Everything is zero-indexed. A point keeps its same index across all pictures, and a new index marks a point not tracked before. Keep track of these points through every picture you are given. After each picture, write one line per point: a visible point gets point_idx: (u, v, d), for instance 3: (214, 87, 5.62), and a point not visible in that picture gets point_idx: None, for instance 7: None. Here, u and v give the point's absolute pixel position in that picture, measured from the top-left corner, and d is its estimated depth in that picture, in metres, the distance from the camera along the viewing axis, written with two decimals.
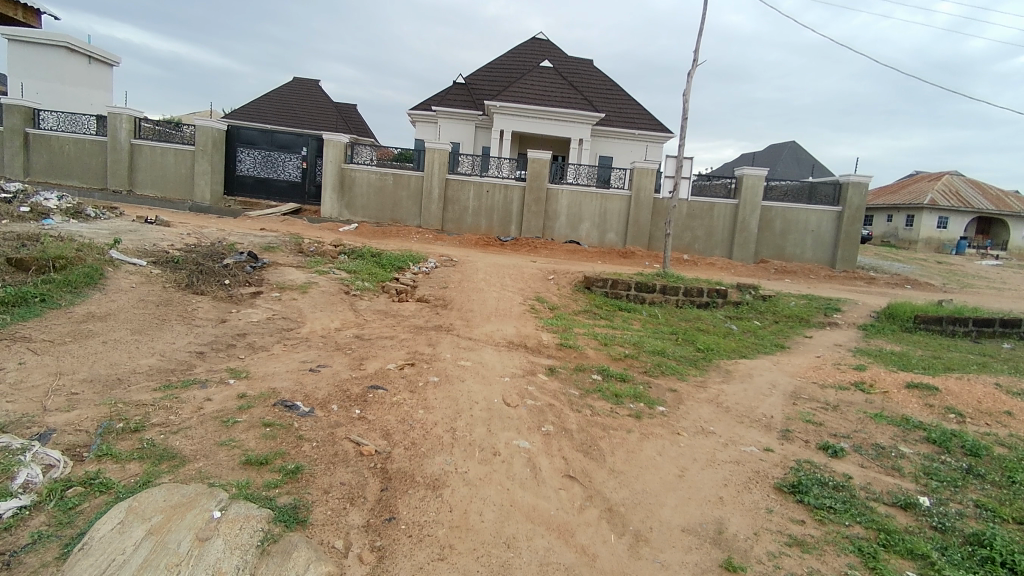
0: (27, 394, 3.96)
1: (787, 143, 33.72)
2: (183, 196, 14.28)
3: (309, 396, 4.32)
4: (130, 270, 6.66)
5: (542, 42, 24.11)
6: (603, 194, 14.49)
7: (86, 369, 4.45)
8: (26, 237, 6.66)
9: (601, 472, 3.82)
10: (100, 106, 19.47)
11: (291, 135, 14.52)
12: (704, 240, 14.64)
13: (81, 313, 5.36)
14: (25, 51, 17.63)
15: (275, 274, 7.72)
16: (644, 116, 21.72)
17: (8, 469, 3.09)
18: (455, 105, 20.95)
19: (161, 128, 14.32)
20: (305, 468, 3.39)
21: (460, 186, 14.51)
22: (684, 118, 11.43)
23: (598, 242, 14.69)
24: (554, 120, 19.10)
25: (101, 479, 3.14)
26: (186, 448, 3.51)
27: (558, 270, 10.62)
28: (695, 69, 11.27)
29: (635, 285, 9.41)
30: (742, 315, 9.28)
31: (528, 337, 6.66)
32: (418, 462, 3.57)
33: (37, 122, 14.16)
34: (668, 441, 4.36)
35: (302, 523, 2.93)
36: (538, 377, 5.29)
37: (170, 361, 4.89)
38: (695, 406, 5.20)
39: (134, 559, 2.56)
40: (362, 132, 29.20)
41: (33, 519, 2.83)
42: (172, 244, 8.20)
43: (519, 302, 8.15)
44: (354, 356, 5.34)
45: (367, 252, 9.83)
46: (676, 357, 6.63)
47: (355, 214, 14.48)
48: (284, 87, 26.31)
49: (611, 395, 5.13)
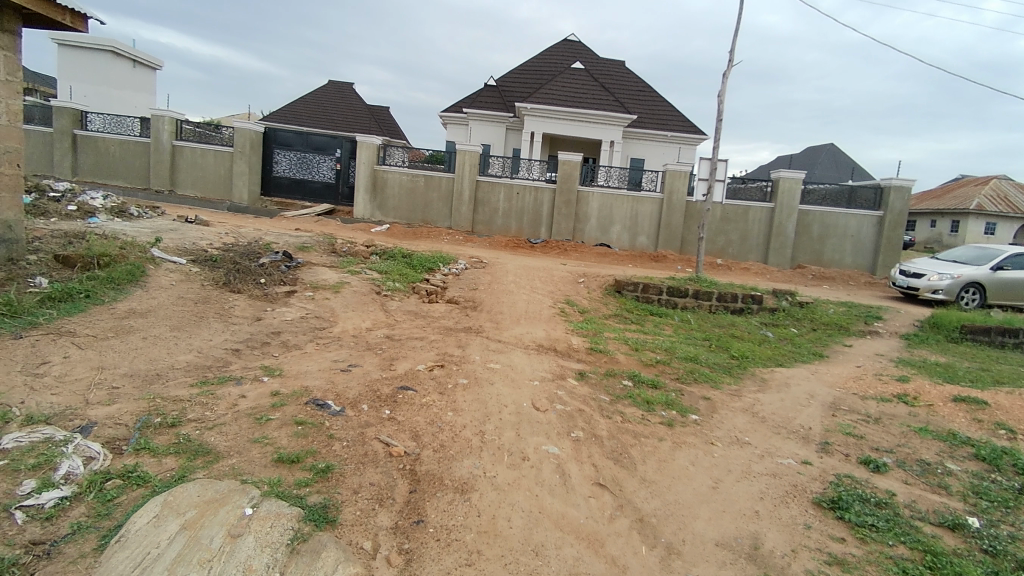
0: (70, 387, 4.08)
1: (825, 145, 33.06)
2: (221, 195, 14.64)
3: (340, 395, 4.35)
4: (170, 267, 6.83)
5: (572, 43, 24.01)
6: (634, 197, 14.35)
7: (126, 364, 4.56)
8: (73, 234, 6.91)
9: (631, 481, 3.75)
10: (144, 108, 20.18)
11: (325, 137, 14.73)
12: (738, 244, 14.33)
13: (123, 309, 5.50)
14: (73, 55, 18.36)
15: (309, 274, 7.81)
16: (678, 117, 21.44)
17: (50, 459, 3.20)
18: (486, 107, 21.03)
19: (201, 130, 14.70)
20: (335, 467, 3.41)
21: (490, 188, 14.50)
22: (719, 120, 11.18)
23: (628, 245, 14.54)
24: (586, 122, 18.99)
25: (139, 472, 3.20)
26: (221, 444, 3.56)
27: (588, 273, 10.49)
28: (731, 69, 10.94)
29: (667, 289, 9.27)
30: (778, 321, 9.04)
31: (558, 340, 6.60)
32: (447, 465, 3.56)
33: (84, 124, 14.71)
34: (701, 452, 4.25)
35: (331, 523, 2.94)
36: (568, 382, 5.22)
37: (206, 357, 4.99)
38: (729, 415, 5.07)
39: (168, 553, 2.61)
40: (394, 133, 29.55)
41: (73, 510, 2.90)
42: (210, 243, 8.38)
43: (549, 305, 8.07)
44: (385, 356, 5.37)
45: (398, 253, 9.90)
46: (709, 364, 6.48)
47: (387, 215, 14.64)
48: (318, 91, 26.77)
49: (641, 402, 5.04)
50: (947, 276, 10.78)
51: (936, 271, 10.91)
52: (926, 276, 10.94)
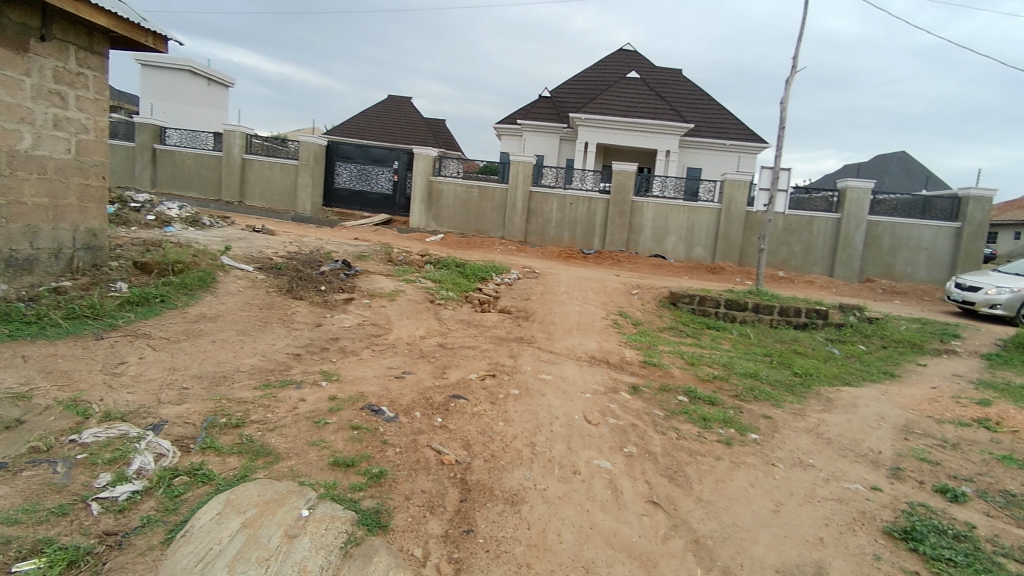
0: (144, 387, 4.32)
1: (897, 153, 31.46)
2: (286, 206, 15.26)
3: (394, 402, 4.42)
4: (238, 274, 7.16)
5: (628, 52, 23.86)
6: (691, 207, 14.05)
7: (196, 365, 4.80)
8: (151, 242, 7.35)
9: (686, 501, 3.63)
10: (217, 124, 21.34)
11: (384, 149, 15.15)
12: (801, 256, 13.78)
13: (194, 314, 5.80)
14: (155, 75, 19.62)
15: (366, 282, 8.01)
16: (737, 126, 20.90)
17: (125, 454, 3.39)
18: (540, 118, 21.12)
19: (269, 144, 15.40)
20: (388, 473, 3.45)
21: (544, 199, 14.51)
22: (781, 128, 10.81)
23: (684, 257, 14.22)
24: (641, 131, 18.78)
25: (204, 470, 3.35)
26: (281, 445, 3.68)
27: (642, 284, 10.32)
28: (794, 75, 10.57)
29: (725, 302, 9.02)
30: (845, 338, 8.62)
31: (610, 352, 6.51)
32: (497, 476, 3.55)
33: (163, 139, 15.66)
34: (761, 473, 4.08)
35: (383, 528, 2.98)
36: (621, 396, 5.13)
37: (269, 361, 5.19)
38: (792, 435, 4.85)
39: (228, 550, 2.70)
40: (450, 145, 30.08)
41: (144, 504, 3.06)
42: (275, 251, 8.74)
43: (601, 317, 7.99)
44: (438, 365, 5.43)
45: (452, 262, 10.03)
46: (770, 381, 6.23)
47: (441, 225, 14.87)
48: (378, 105, 27.60)
49: (698, 418, 4.89)
50: (1006, 289, 10.03)
51: (995, 285, 10.19)
52: (982, 290, 10.24)
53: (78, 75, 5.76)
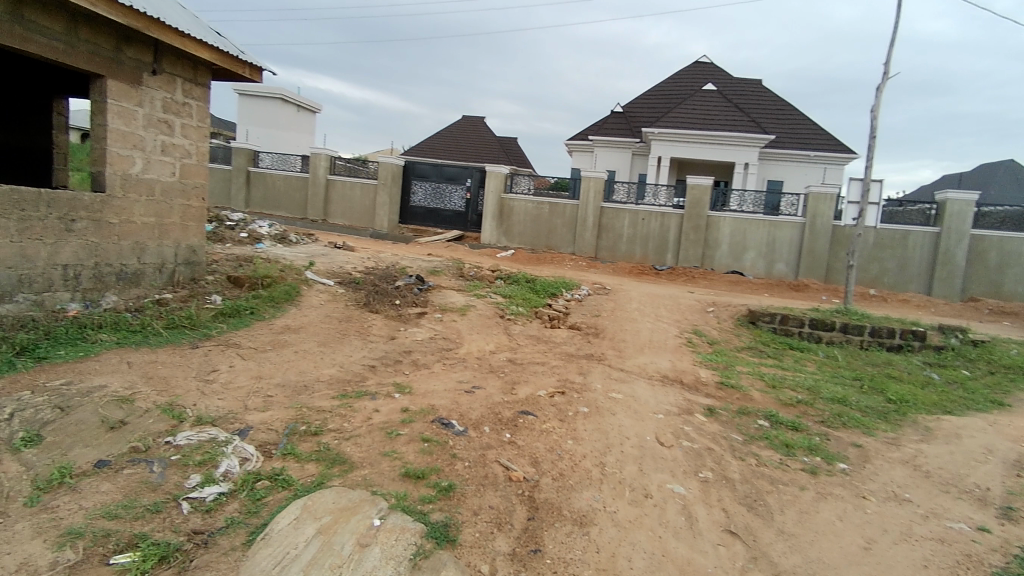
0: (233, 393, 4.57)
1: (1005, 161, 28.90)
2: (365, 223, 15.90)
3: (464, 416, 4.45)
4: (319, 288, 7.50)
5: (704, 65, 23.36)
6: (771, 222, 13.47)
7: (279, 374, 5.04)
8: (243, 258, 7.84)
9: (767, 532, 3.42)
10: (304, 147, 22.63)
11: (458, 168, 15.53)
12: (895, 273, 12.85)
13: (280, 325, 6.11)
14: (251, 102, 21.08)
15: (439, 296, 8.18)
16: (822, 136, 19.91)
17: (214, 457, 3.59)
18: (612, 134, 20.99)
19: (351, 165, 16.14)
20: (457, 486, 3.47)
21: (615, 215, 14.33)
22: (871, 137, 10.19)
23: (764, 273, 13.61)
24: (718, 144, 18.25)
25: (284, 475, 3.49)
26: (355, 454, 3.79)
27: (718, 302, 9.96)
28: (886, 81, 9.95)
29: (809, 321, 8.54)
30: (946, 361, 7.93)
31: (684, 372, 6.29)
32: (566, 495, 3.49)
33: (256, 162, 16.75)
34: (850, 506, 3.78)
35: (451, 542, 2.99)
36: (696, 418, 4.93)
37: (346, 372, 5.37)
38: (885, 466, 4.49)
39: (304, 554, 2.79)
40: (522, 162, 30.43)
41: (228, 505, 3.22)
42: (354, 266, 9.10)
43: (675, 335, 7.76)
44: (507, 380, 5.43)
45: (522, 278, 10.07)
46: (860, 407, 5.81)
47: (512, 241, 14.99)
48: (452, 125, 28.39)
49: (780, 444, 4.62)
50: None
51: None
52: None
53: (183, 105, 6.28)
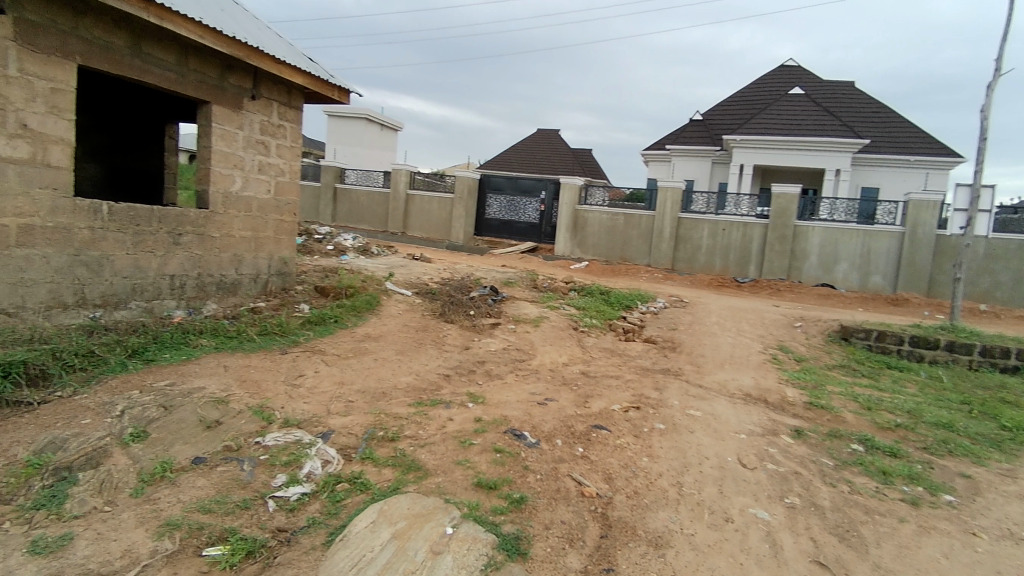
0: (317, 398, 4.79)
1: None
2: (442, 236, 16.30)
3: (536, 428, 4.43)
4: (398, 298, 7.75)
5: (790, 68, 22.36)
6: (866, 231, 12.63)
7: (360, 381, 5.23)
8: (329, 269, 8.24)
9: (861, 566, 3.16)
10: (387, 163, 23.57)
11: (533, 180, 15.63)
12: (1011, 287, 11.67)
13: (361, 333, 6.35)
14: (339, 123, 22.22)
15: (512, 307, 8.23)
16: (924, 139, 18.50)
17: (298, 458, 3.76)
18: (691, 142, 20.46)
19: (430, 179, 16.64)
20: (529, 499, 3.44)
21: (694, 225, 13.90)
22: (982, 139, 9.36)
23: (858, 286, 12.76)
24: (806, 151, 17.36)
25: (362, 479, 3.60)
26: (430, 462, 3.85)
27: (806, 316, 9.42)
28: (999, 78, 9.12)
29: (910, 339, 7.90)
30: None
31: (768, 390, 5.98)
32: (640, 515, 3.39)
33: (343, 178, 17.62)
34: (960, 543, 3.43)
35: (523, 555, 2.97)
36: (781, 439, 4.65)
37: (422, 380, 5.50)
38: (1001, 501, 4.04)
39: (379, 558, 2.86)
40: (597, 174, 30.25)
41: (310, 505, 3.36)
42: (431, 277, 9.34)
43: (757, 350, 7.40)
44: (580, 393, 5.37)
45: (596, 289, 9.96)
46: (970, 434, 5.28)
47: (586, 252, 14.88)
48: (528, 138, 28.69)
49: (876, 471, 4.28)
50: None
51: None
52: None
53: (279, 126, 6.71)
